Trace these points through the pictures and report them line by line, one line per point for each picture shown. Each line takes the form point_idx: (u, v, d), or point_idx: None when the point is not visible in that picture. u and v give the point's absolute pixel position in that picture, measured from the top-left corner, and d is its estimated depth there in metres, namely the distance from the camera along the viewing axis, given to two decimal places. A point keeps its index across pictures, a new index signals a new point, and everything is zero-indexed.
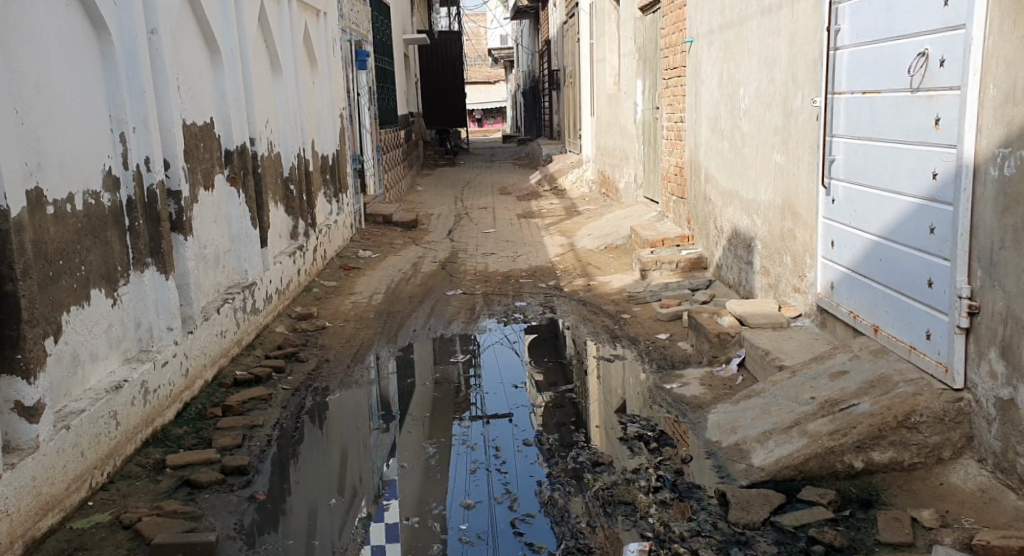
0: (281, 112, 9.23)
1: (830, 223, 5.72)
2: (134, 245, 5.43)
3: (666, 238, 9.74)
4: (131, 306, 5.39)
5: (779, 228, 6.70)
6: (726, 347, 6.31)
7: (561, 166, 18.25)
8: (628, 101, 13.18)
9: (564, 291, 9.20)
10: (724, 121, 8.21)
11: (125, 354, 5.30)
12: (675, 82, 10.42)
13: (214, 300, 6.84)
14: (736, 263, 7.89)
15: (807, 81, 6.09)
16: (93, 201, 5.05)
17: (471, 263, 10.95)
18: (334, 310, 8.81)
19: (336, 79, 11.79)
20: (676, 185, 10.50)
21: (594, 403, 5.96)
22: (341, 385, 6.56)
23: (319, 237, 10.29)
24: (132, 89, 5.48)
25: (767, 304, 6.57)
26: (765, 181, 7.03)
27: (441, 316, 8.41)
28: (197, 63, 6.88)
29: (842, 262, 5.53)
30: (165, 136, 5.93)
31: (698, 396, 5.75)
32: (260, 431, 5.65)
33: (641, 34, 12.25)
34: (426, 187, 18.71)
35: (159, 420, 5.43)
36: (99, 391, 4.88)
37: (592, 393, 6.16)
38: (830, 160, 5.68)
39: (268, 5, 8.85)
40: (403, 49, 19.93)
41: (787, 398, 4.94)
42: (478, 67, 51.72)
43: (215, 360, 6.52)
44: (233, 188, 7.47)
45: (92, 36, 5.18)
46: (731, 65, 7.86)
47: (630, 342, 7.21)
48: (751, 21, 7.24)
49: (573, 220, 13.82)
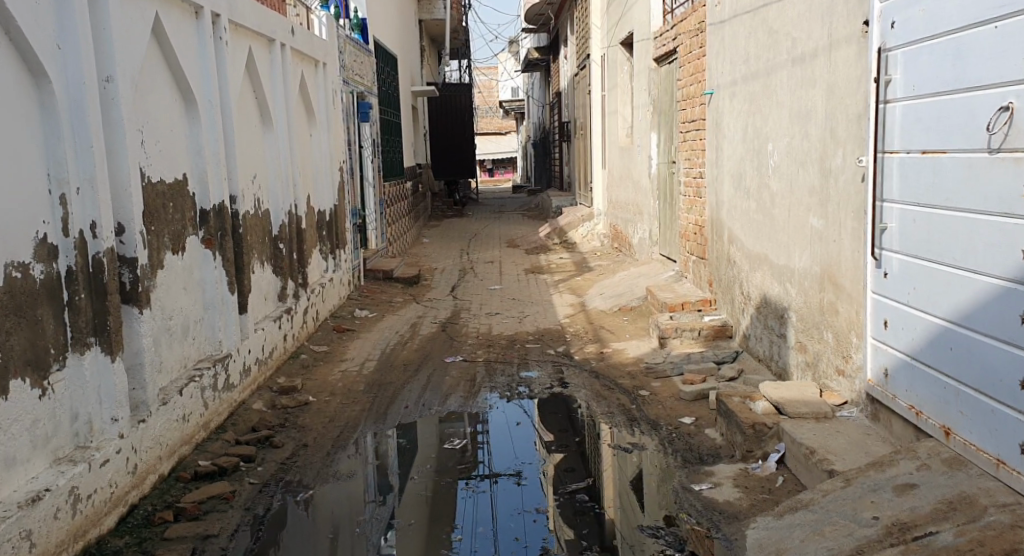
0: (270, 167, 8.50)
1: (881, 300, 4.90)
2: (73, 324, 4.76)
3: (687, 301, 8.91)
4: (67, 398, 4.72)
5: (818, 300, 5.89)
6: (762, 440, 5.45)
7: (572, 219, 17.52)
8: (642, 153, 12.45)
9: (575, 360, 8.36)
10: (750, 178, 7.44)
11: (55, 454, 4.66)
12: (693, 134, 9.67)
13: (178, 379, 6.06)
14: (767, 334, 7.07)
15: (850, 137, 5.32)
16: (19, 275, 4.45)
17: (474, 325, 10.14)
18: (320, 380, 7.99)
19: (335, 129, 11.07)
20: (696, 244, 9.69)
21: (613, 509, 5.23)
22: (319, 479, 5.76)
23: (310, 298, 9.49)
24: (78, 144, 4.83)
25: (807, 388, 5.74)
26: (801, 246, 6.23)
27: (436, 389, 7.59)
28: (169, 115, 6.20)
29: (899, 346, 4.71)
30: (119, 197, 5.25)
31: (732, 502, 5.00)
32: (214, 544, 4.96)
33: (656, 84, 11.55)
34: (432, 240, 17.92)
35: (92, 531, 4.77)
36: (10, 505, 4.27)
37: (615, 497, 5.39)
38: (881, 228, 4.86)
39: (257, 54, 8.18)
40: (410, 100, 19.22)
41: (843, 516, 4.15)
42: (490, 119, 51.85)
43: (174, 449, 5.75)
44: (209, 251, 6.72)
45: (27, 83, 4.55)
46: (758, 118, 7.10)
47: (650, 427, 6.37)
48: (781, 71, 6.48)
49: (583, 277, 13.02)
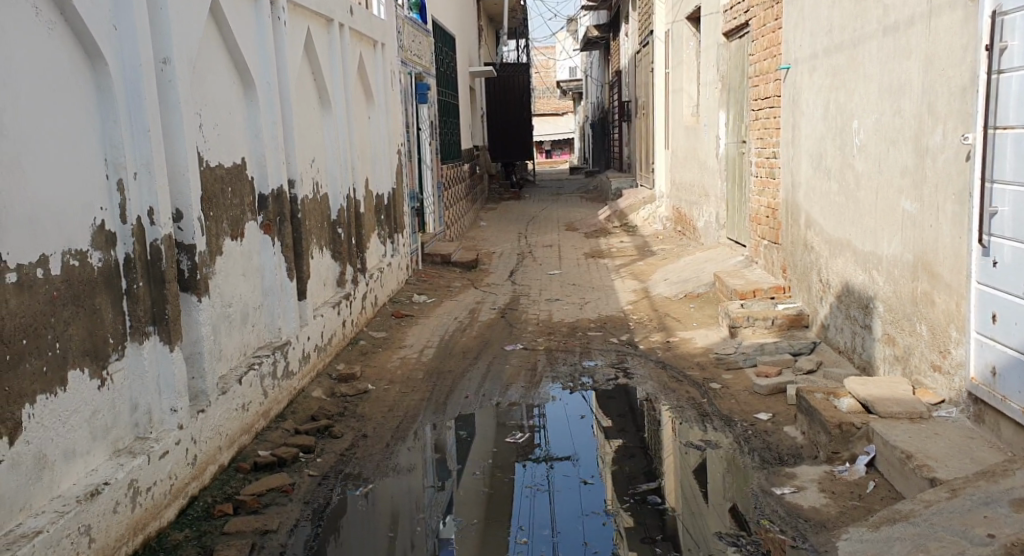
0: (329, 149, 8.29)
1: (989, 291, 4.61)
2: (132, 313, 4.57)
3: (758, 288, 8.52)
4: (126, 387, 4.54)
5: (910, 290, 5.50)
6: (849, 442, 5.10)
7: (633, 201, 17.13)
8: (709, 133, 12.05)
9: (641, 349, 8.04)
10: (831, 158, 7.04)
11: (115, 444, 4.49)
12: (766, 112, 9.27)
13: (236, 367, 5.87)
14: (848, 325, 6.69)
15: (952, 112, 4.93)
16: (77, 262, 4.26)
17: (534, 311, 9.86)
18: (379, 367, 7.78)
19: (393, 110, 10.83)
20: (768, 227, 9.30)
21: (674, 504, 5.02)
22: (381, 473, 5.54)
23: (369, 283, 9.27)
24: (136, 128, 4.62)
25: (898, 385, 5.37)
26: (890, 232, 5.85)
27: (498, 378, 7.33)
28: (226, 97, 5.99)
29: (1010, 342, 4.44)
30: (177, 181, 5.04)
31: (820, 509, 4.67)
32: (274, 539, 4.76)
33: (725, 60, 11.14)
34: (489, 223, 17.63)
35: (152, 525, 4.59)
36: (68, 500, 4.09)
37: (677, 492, 5.16)
38: (991, 213, 4.58)
39: (315, 32, 7.94)
40: (468, 81, 18.94)
41: (952, 531, 3.81)
42: (546, 100, 51.48)
43: (233, 440, 5.56)
44: (268, 236, 6.52)
45: (84, 65, 4.35)
46: (842, 94, 6.69)
47: (724, 422, 6.04)
48: (870, 41, 6.08)
49: (645, 262, 12.66)
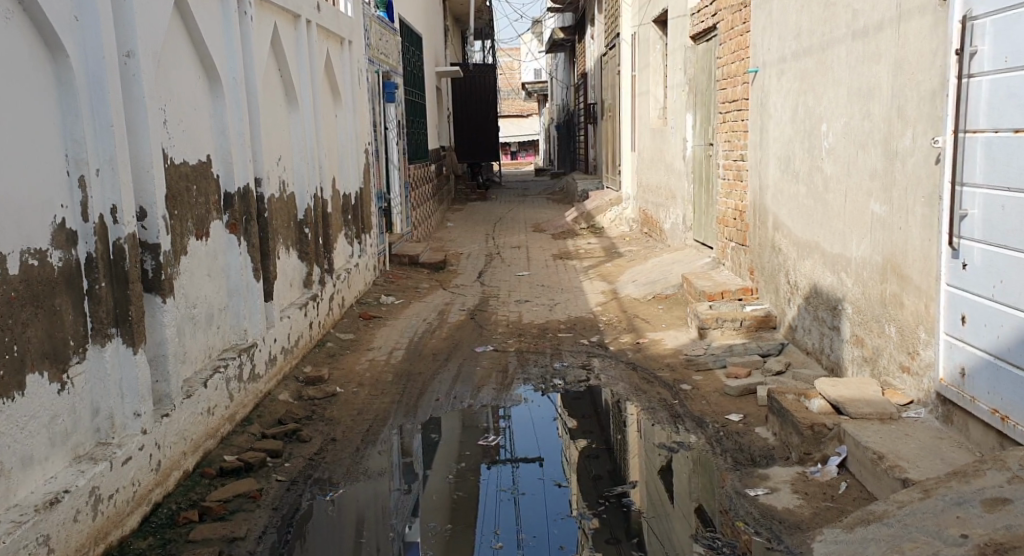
0: (296, 147, 8.18)
1: (959, 293, 4.65)
2: (94, 314, 4.47)
3: (727, 289, 8.52)
4: (86, 391, 4.44)
5: (880, 291, 5.52)
6: (821, 443, 5.12)
7: (600, 202, 17.13)
8: (676, 135, 12.06)
9: (611, 350, 8.01)
10: (800, 160, 7.06)
11: (75, 451, 4.38)
12: (734, 115, 9.29)
13: (202, 370, 5.77)
14: (817, 327, 6.70)
15: (922, 115, 4.96)
16: (36, 262, 4.15)
17: (503, 313, 9.81)
18: (347, 370, 7.69)
19: (360, 109, 10.71)
20: (735, 229, 9.33)
21: (640, 504, 5.00)
22: (350, 477, 5.46)
23: (336, 284, 9.17)
24: (98, 123, 4.51)
25: (869, 386, 5.38)
26: (860, 234, 5.86)
27: (467, 380, 7.27)
28: (192, 93, 5.89)
29: (979, 344, 4.47)
30: (141, 178, 4.95)
31: (793, 510, 4.69)
32: (242, 546, 4.68)
33: (692, 62, 11.15)
34: (455, 224, 17.55)
35: (114, 532, 4.49)
36: (26, 509, 3.99)
37: (642, 493, 5.13)
38: (961, 215, 4.62)
39: (281, 29, 7.83)
40: (434, 82, 18.85)
41: (927, 531, 3.82)
42: (512, 101, 51.45)
43: (199, 443, 5.47)
44: (233, 236, 6.41)
45: (44, 58, 4.25)
46: (811, 97, 6.71)
47: (696, 423, 6.03)
48: (839, 45, 6.09)
49: (614, 263, 12.65)
